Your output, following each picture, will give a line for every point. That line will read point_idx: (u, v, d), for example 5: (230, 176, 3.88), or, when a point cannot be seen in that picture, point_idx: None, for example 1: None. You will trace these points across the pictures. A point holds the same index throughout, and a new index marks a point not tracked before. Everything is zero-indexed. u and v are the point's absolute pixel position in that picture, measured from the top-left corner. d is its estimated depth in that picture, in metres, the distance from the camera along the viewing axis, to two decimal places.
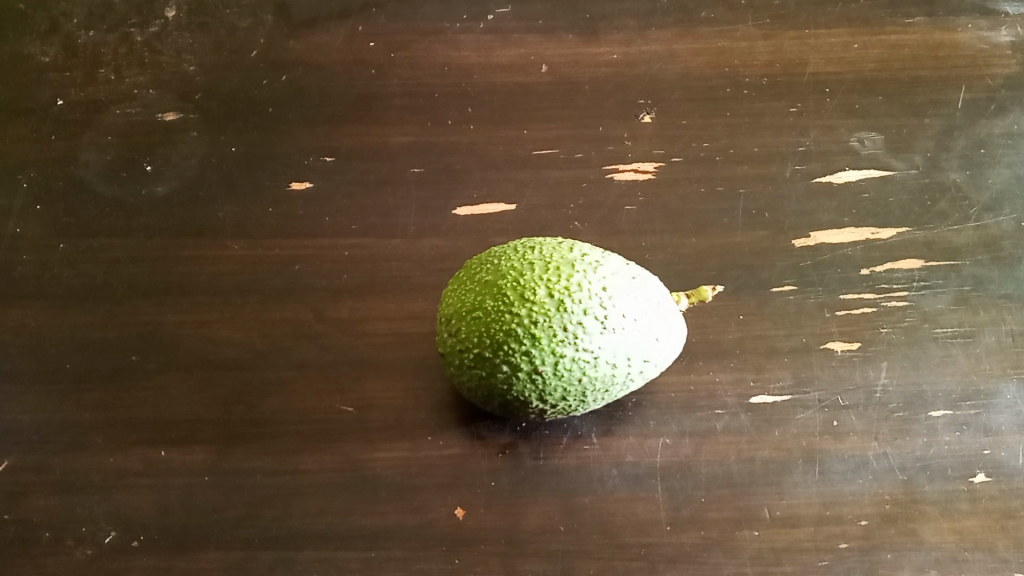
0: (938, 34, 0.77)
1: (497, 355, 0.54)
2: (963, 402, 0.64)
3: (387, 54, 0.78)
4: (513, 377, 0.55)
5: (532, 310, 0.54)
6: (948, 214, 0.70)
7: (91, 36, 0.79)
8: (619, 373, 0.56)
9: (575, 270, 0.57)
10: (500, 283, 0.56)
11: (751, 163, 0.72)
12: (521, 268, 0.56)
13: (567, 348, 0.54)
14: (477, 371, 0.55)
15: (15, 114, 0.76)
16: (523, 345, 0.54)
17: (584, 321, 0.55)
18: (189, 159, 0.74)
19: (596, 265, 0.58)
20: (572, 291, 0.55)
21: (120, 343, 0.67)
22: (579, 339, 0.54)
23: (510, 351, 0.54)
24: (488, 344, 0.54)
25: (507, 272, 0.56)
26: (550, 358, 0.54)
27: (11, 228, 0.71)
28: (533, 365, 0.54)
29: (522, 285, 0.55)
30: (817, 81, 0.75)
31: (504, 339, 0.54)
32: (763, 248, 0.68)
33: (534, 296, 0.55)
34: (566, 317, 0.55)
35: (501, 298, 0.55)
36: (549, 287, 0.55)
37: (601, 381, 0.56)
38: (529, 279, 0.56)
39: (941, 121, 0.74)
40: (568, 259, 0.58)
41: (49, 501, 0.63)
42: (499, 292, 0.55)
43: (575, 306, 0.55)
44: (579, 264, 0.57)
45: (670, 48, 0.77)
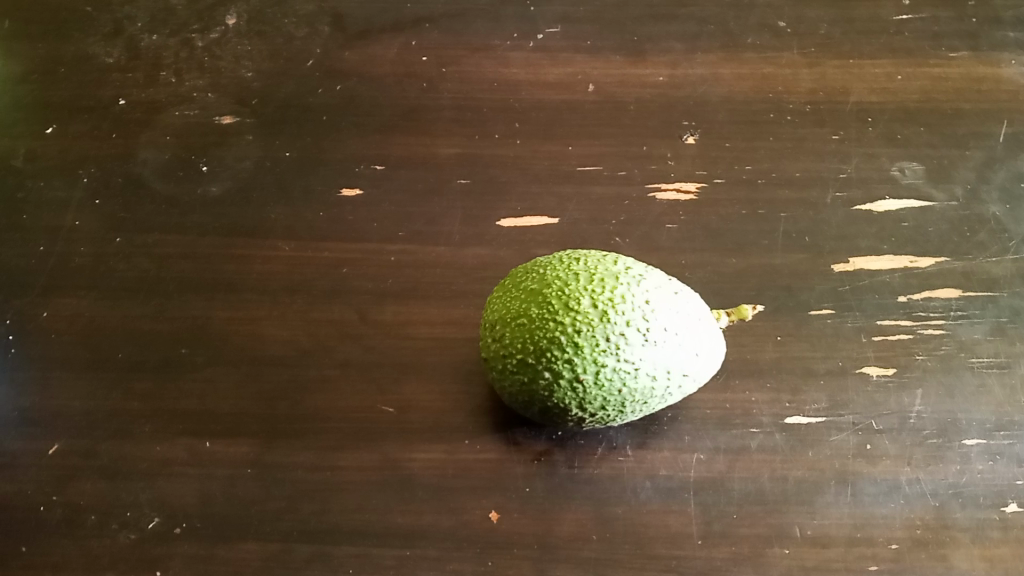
0: (981, 68, 0.78)
1: (540, 362, 0.56)
2: (997, 431, 0.65)
3: (438, 67, 0.79)
4: (554, 384, 0.56)
5: (575, 319, 0.56)
6: (986, 246, 0.71)
7: (154, 40, 0.81)
8: (659, 386, 0.57)
9: (619, 282, 0.58)
10: (545, 292, 0.57)
11: (793, 186, 0.73)
12: (566, 278, 0.58)
13: (608, 358, 0.56)
14: (518, 377, 0.57)
15: (78, 112, 0.78)
16: (566, 353, 0.55)
17: (628, 333, 0.56)
18: (243, 161, 0.76)
19: (640, 278, 0.59)
20: (615, 302, 0.57)
21: (169, 336, 0.69)
22: (621, 349, 0.56)
23: (553, 358, 0.55)
24: (532, 350, 0.56)
25: (552, 282, 0.58)
26: (592, 367, 0.55)
27: (70, 221, 0.74)
28: (574, 373, 0.55)
29: (567, 295, 0.57)
30: (859, 110, 0.76)
31: (547, 346, 0.55)
32: (802, 270, 0.69)
33: (578, 306, 0.56)
34: (609, 327, 0.56)
35: (546, 306, 0.56)
36: (593, 297, 0.57)
37: (640, 392, 0.57)
38: (574, 289, 0.57)
39: (983, 153, 0.74)
40: (612, 271, 0.59)
41: (95, 486, 0.65)
42: (543, 301, 0.57)
43: (617, 317, 0.56)
44: (623, 277, 0.59)
45: (715, 72, 0.78)
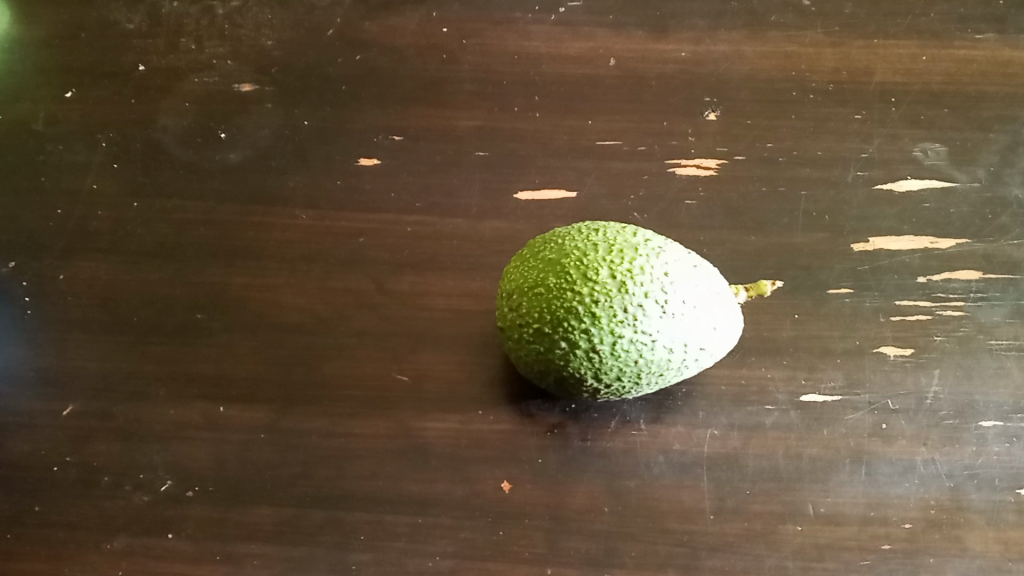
0: (1007, 51, 0.76)
1: (557, 332, 0.56)
2: (1014, 414, 0.64)
3: (459, 40, 0.79)
4: (570, 354, 0.56)
5: (594, 289, 0.56)
6: (1008, 229, 0.70)
7: (175, 6, 0.81)
8: (675, 358, 0.57)
9: (638, 254, 0.58)
10: (564, 262, 0.57)
11: (814, 165, 0.72)
12: (585, 249, 0.58)
13: (626, 329, 0.55)
14: (535, 347, 0.57)
15: (99, 77, 0.78)
16: (584, 323, 0.55)
17: (646, 304, 0.56)
18: (262, 129, 0.76)
19: (659, 251, 0.58)
20: (634, 274, 0.56)
21: (187, 301, 0.69)
22: (638, 321, 0.55)
23: (570, 328, 0.55)
24: (549, 319, 0.56)
25: (571, 252, 0.58)
26: (609, 337, 0.55)
27: (90, 185, 0.74)
28: (591, 343, 0.55)
29: (585, 265, 0.57)
30: (883, 91, 0.75)
31: (565, 316, 0.55)
32: (822, 250, 0.69)
33: (596, 276, 0.56)
34: (627, 298, 0.56)
35: (564, 276, 0.56)
36: (612, 268, 0.56)
37: (657, 364, 0.57)
38: (593, 259, 0.57)
39: (1006, 137, 0.73)
40: (631, 243, 0.59)
41: (111, 447, 0.65)
42: (562, 271, 0.57)
43: (636, 288, 0.56)
44: (643, 249, 0.58)
45: (738, 49, 0.77)
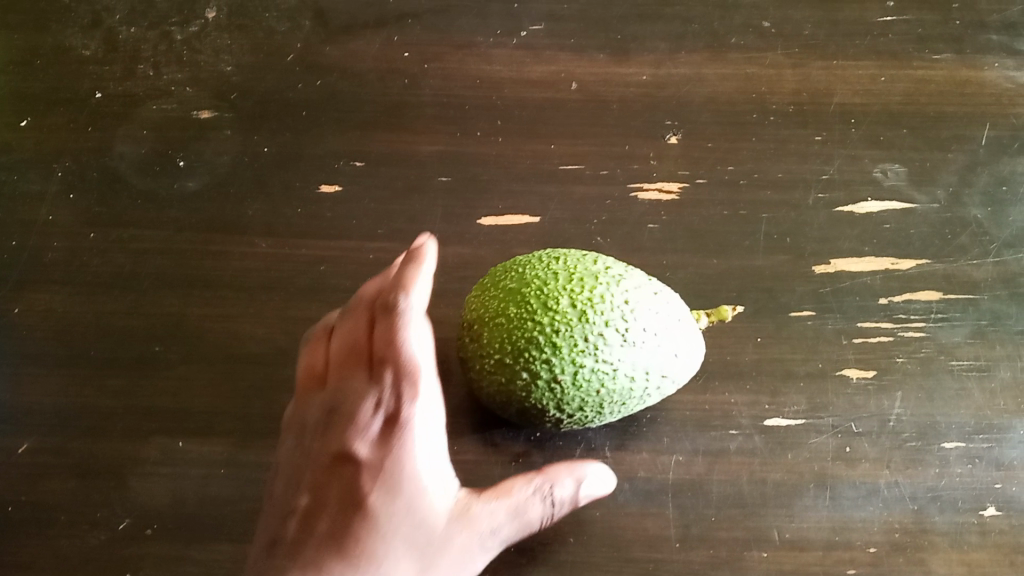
0: (965, 71, 0.77)
1: (518, 362, 0.55)
2: (976, 435, 0.64)
3: (421, 63, 0.78)
4: (532, 385, 0.55)
5: (554, 319, 0.55)
6: (968, 249, 0.70)
7: (133, 32, 0.79)
8: (637, 387, 0.57)
9: (599, 282, 0.57)
10: (524, 291, 0.57)
11: (775, 188, 0.72)
12: (545, 277, 0.57)
13: (587, 359, 0.55)
14: (497, 378, 0.56)
15: (55, 104, 0.77)
16: (544, 353, 0.55)
17: (607, 333, 0.55)
18: (221, 156, 0.75)
19: (620, 278, 0.58)
20: (594, 302, 0.56)
21: (145, 333, 0.69)
22: (599, 350, 0.55)
23: (531, 358, 0.55)
24: (510, 350, 0.55)
25: (531, 281, 0.57)
26: (569, 367, 0.55)
27: (45, 216, 0.73)
28: (552, 373, 0.55)
29: (545, 294, 0.56)
30: (843, 112, 0.75)
31: (525, 346, 0.55)
32: (784, 272, 0.69)
33: (556, 305, 0.56)
34: (588, 327, 0.55)
35: (524, 306, 0.56)
36: (572, 297, 0.56)
37: (619, 393, 0.57)
38: (553, 288, 0.57)
39: (965, 157, 0.74)
40: (592, 271, 0.58)
41: (66, 485, 0.64)
42: (521, 301, 0.56)
43: (596, 317, 0.55)
44: (603, 276, 0.58)
45: (699, 72, 0.77)
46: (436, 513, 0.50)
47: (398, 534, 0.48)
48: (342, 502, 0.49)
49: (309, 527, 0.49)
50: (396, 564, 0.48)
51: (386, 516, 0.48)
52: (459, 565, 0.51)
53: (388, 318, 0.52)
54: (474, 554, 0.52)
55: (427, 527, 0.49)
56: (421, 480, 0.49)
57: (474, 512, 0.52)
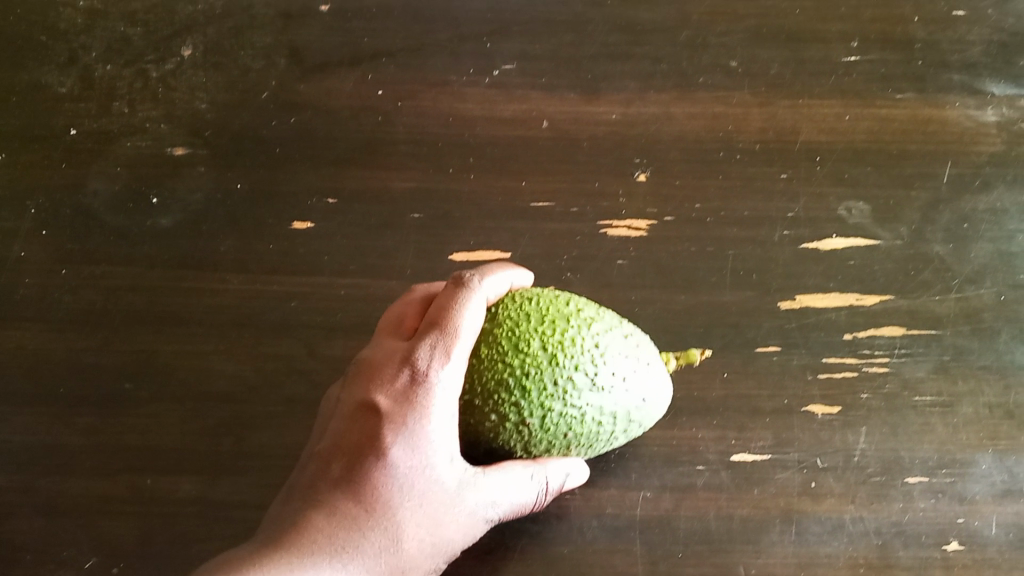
0: (927, 110, 0.78)
1: (487, 404, 0.54)
2: (939, 470, 0.66)
3: (394, 101, 0.78)
4: (499, 427, 0.55)
5: (525, 362, 0.54)
6: (930, 285, 0.72)
7: (108, 70, 0.80)
8: (603, 430, 0.57)
9: (570, 325, 0.57)
10: (495, 332, 0.56)
11: (741, 225, 0.74)
12: (517, 318, 0.57)
13: (556, 403, 0.55)
14: (464, 419, 0.55)
15: (29, 141, 0.78)
16: (514, 396, 0.54)
17: (578, 377, 0.55)
18: (195, 193, 0.75)
19: (591, 321, 0.58)
20: (566, 345, 0.56)
21: (115, 369, 0.69)
22: (569, 394, 0.55)
23: (500, 401, 0.54)
24: (479, 392, 0.54)
25: (503, 322, 0.57)
26: (538, 411, 0.54)
27: (17, 252, 0.73)
28: (521, 416, 0.54)
29: (517, 336, 0.56)
30: (808, 149, 0.76)
31: (495, 389, 0.54)
32: (750, 308, 0.70)
33: (528, 347, 0.55)
34: (558, 370, 0.55)
35: (495, 348, 0.55)
36: (544, 339, 0.56)
37: (586, 436, 0.57)
38: (525, 330, 0.56)
39: (927, 194, 0.75)
40: (565, 312, 0.58)
41: (33, 523, 0.64)
42: (493, 343, 0.55)
43: (567, 361, 0.55)
44: (575, 319, 0.58)
45: (668, 111, 0.77)
46: (450, 475, 0.52)
47: (411, 487, 0.50)
48: (362, 445, 0.50)
49: (326, 466, 0.51)
50: (406, 513, 0.50)
51: (402, 464, 0.50)
52: (465, 527, 0.53)
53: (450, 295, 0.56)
54: (478, 519, 0.54)
55: (438, 487, 0.51)
56: (438, 439, 0.51)
57: (485, 480, 0.54)
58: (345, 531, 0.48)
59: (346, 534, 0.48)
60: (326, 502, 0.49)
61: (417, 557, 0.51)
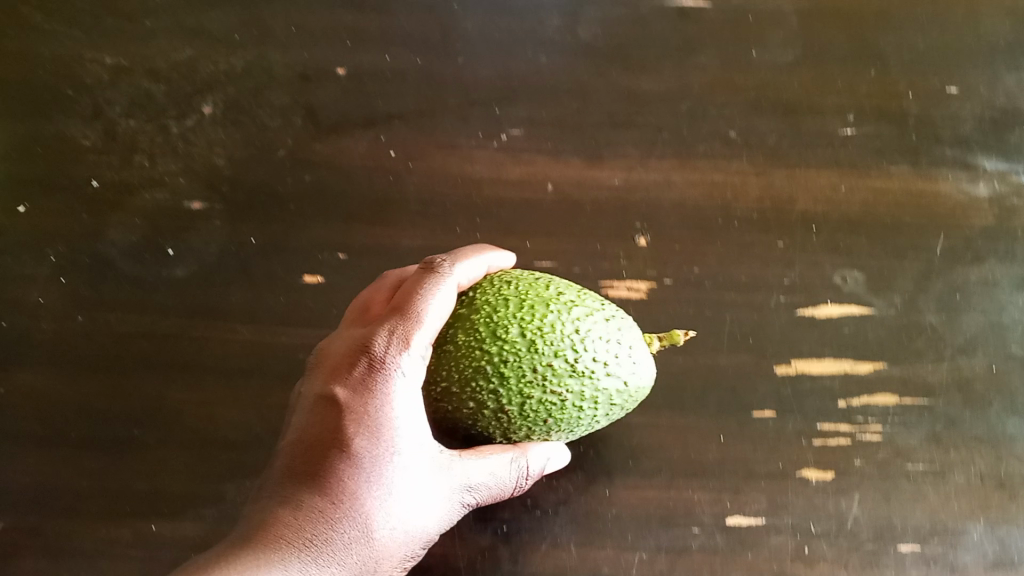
0: (920, 183, 0.80)
1: (464, 391, 0.57)
2: (932, 537, 0.70)
3: (405, 161, 0.81)
4: (479, 413, 0.58)
5: (503, 349, 0.57)
6: (924, 354, 0.75)
7: (131, 124, 0.82)
8: (586, 414, 0.60)
9: (549, 310, 0.59)
10: (474, 319, 0.58)
11: (738, 290, 0.76)
12: (495, 305, 0.59)
13: (535, 389, 0.57)
14: (443, 406, 0.58)
15: (52, 191, 0.80)
16: (492, 384, 0.57)
17: (556, 363, 0.57)
18: (210, 246, 0.78)
19: (570, 305, 0.60)
20: (544, 332, 0.58)
21: (125, 415, 0.72)
22: (548, 380, 0.57)
23: (478, 388, 0.57)
24: (458, 379, 0.57)
25: (481, 308, 0.59)
26: (517, 398, 0.57)
27: (35, 298, 0.76)
28: (500, 403, 0.57)
29: (495, 323, 0.58)
30: (804, 218, 0.79)
31: (473, 377, 0.57)
32: (747, 372, 0.73)
33: (506, 334, 0.57)
34: (537, 357, 0.57)
35: (473, 335, 0.58)
36: (522, 326, 0.58)
37: (567, 421, 0.59)
38: (503, 316, 0.58)
39: (920, 265, 0.77)
40: (543, 298, 0.60)
41: (36, 563, 0.69)
42: (471, 330, 0.58)
43: (545, 348, 0.57)
44: (554, 304, 0.60)
45: (669, 177, 0.80)
46: (417, 462, 0.53)
47: (379, 475, 0.52)
48: (324, 435, 0.52)
49: (290, 458, 0.53)
50: (375, 502, 0.52)
51: (366, 454, 0.52)
52: (439, 514, 0.55)
53: (411, 283, 0.58)
54: (451, 505, 0.56)
55: (406, 472, 0.53)
56: (399, 425, 0.53)
57: (455, 468, 0.56)
58: (314, 524, 0.50)
59: (315, 527, 0.50)
60: (292, 495, 0.51)
61: (389, 544, 0.53)
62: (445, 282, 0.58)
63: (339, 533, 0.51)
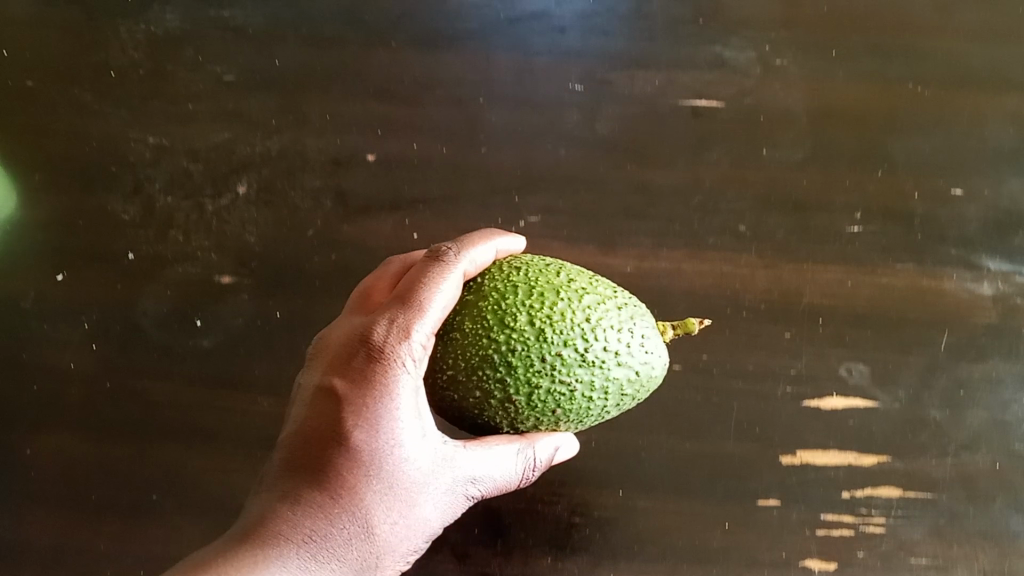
0: (925, 280, 0.82)
1: (471, 379, 0.59)
2: None
3: (427, 245, 0.85)
4: (485, 401, 0.60)
5: (511, 337, 0.59)
6: (927, 448, 0.77)
7: (169, 200, 0.87)
8: (594, 406, 0.62)
9: (558, 298, 0.61)
10: (482, 306, 0.60)
11: (746, 378, 0.78)
12: (505, 291, 0.61)
13: (542, 379, 0.59)
14: (449, 395, 0.60)
15: (90, 260, 0.84)
16: (499, 372, 0.59)
17: (565, 352, 0.59)
18: (237, 318, 0.81)
19: (581, 293, 0.62)
20: (553, 321, 0.60)
21: (146, 479, 0.75)
22: (555, 371, 0.59)
23: (485, 376, 0.59)
24: (464, 367, 0.59)
25: (489, 294, 0.61)
26: (524, 387, 0.59)
27: (68, 363, 0.80)
28: (507, 392, 0.59)
29: (503, 310, 0.60)
30: (812, 310, 0.81)
31: (480, 365, 0.59)
32: (752, 459, 0.76)
33: (515, 322, 0.59)
34: (545, 347, 0.59)
35: (481, 322, 0.59)
36: (531, 314, 0.60)
37: (575, 411, 0.61)
38: (512, 304, 0.60)
39: (924, 360, 0.79)
40: (553, 285, 0.62)
41: None
42: (480, 317, 0.60)
43: (553, 337, 0.59)
44: (564, 292, 0.61)
45: (678, 268, 0.83)
46: (417, 457, 0.56)
47: (376, 470, 0.54)
48: (324, 427, 0.54)
49: (291, 450, 0.55)
50: (373, 496, 0.54)
51: (365, 448, 0.54)
52: (439, 505, 0.58)
53: (415, 271, 0.59)
54: (451, 495, 0.59)
55: (404, 465, 0.55)
56: (398, 419, 0.55)
57: (455, 461, 0.58)
58: (313, 520, 0.53)
59: (314, 523, 0.53)
60: (292, 490, 0.54)
61: (390, 535, 0.56)
62: (448, 269, 0.59)
63: (339, 529, 0.53)
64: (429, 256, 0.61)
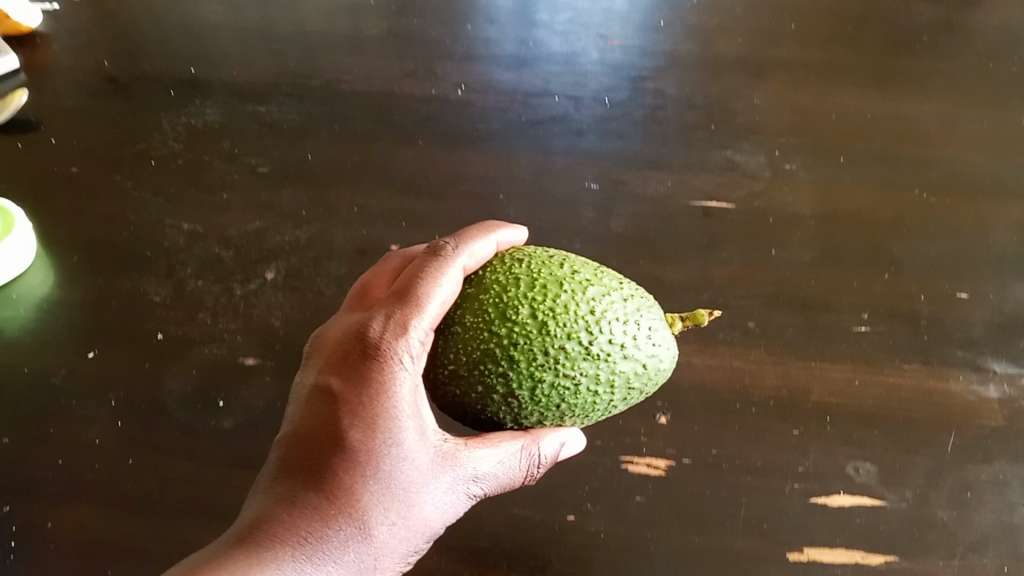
0: (932, 381, 0.84)
1: (473, 374, 0.61)
2: None
3: None
4: (488, 396, 0.61)
5: (513, 331, 0.61)
6: (934, 549, 0.76)
7: (199, 284, 0.91)
8: (600, 400, 0.63)
9: (560, 290, 0.63)
10: (484, 300, 0.62)
11: (754, 474, 0.79)
12: (507, 284, 0.63)
13: (546, 373, 0.61)
14: (451, 389, 0.62)
15: (120, 339, 0.87)
16: (501, 366, 0.61)
17: (568, 346, 0.61)
18: (258, 399, 0.83)
19: (585, 285, 0.64)
20: (554, 314, 0.62)
21: (160, 557, 0.75)
22: (558, 364, 0.61)
23: (487, 371, 0.61)
24: (466, 363, 0.61)
25: (489, 287, 0.63)
26: (527, 382, 0.61)
27: (92, 439, 0.81)
28: (509, 387, 0.61)
29: (505, 304, 0.62)
30: (819, 408, 0.83)
31: (481, 359, 0.61)
32: (759, 554, 0.76)
33: (517, 315, 0.61)
34: (546, 340, 0.61)
35: (482, 316, 0.61)
36: (532, 307, 0.62)
37: (580, 405, 0.63)
38: (513, 296, 0.62)
39: (931, 460, 0.80)
40: (555, 277, 0.64)
41: None
42: (483, 311, 0.62)
43: (554, 330, 0.61)
44: (566, 284, 0.63)
45: (689, 361, 0.85)
46: (416, 455, 0.55)
47: (373, 470, 0.54)
48: (320, 427, 0.55)
49: (286, 452, 0.55)
50: (371, 496, 0.54)
51: (361, 446, 0.54)
52: (439, 508, 0.57)
53: (413, 270, 0.60)
54: (454, 494, 0.58)
55: (402, 465, 0.55)
56: (396, 417, 0.55)
57: (457, 459, 0.58)
58: (309, 521, 0.52)
59: (310, 524, 0.52)
60: (287, 492, 0.53)
61: (388, 539, 0.55)
62: (447, 265, 0.61)
63: (336, 530, 0.53)
64: (427, 253, 0.63)
